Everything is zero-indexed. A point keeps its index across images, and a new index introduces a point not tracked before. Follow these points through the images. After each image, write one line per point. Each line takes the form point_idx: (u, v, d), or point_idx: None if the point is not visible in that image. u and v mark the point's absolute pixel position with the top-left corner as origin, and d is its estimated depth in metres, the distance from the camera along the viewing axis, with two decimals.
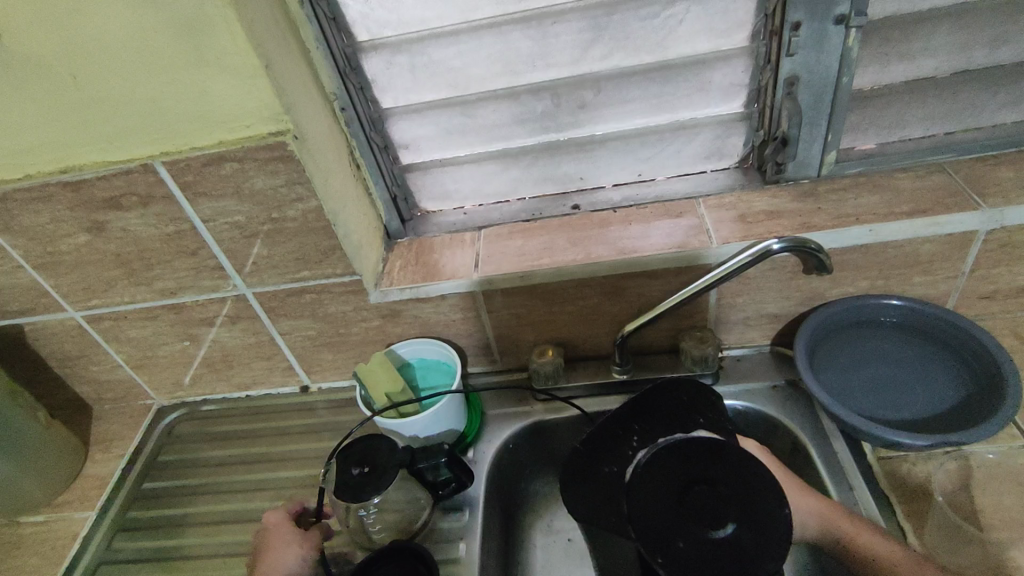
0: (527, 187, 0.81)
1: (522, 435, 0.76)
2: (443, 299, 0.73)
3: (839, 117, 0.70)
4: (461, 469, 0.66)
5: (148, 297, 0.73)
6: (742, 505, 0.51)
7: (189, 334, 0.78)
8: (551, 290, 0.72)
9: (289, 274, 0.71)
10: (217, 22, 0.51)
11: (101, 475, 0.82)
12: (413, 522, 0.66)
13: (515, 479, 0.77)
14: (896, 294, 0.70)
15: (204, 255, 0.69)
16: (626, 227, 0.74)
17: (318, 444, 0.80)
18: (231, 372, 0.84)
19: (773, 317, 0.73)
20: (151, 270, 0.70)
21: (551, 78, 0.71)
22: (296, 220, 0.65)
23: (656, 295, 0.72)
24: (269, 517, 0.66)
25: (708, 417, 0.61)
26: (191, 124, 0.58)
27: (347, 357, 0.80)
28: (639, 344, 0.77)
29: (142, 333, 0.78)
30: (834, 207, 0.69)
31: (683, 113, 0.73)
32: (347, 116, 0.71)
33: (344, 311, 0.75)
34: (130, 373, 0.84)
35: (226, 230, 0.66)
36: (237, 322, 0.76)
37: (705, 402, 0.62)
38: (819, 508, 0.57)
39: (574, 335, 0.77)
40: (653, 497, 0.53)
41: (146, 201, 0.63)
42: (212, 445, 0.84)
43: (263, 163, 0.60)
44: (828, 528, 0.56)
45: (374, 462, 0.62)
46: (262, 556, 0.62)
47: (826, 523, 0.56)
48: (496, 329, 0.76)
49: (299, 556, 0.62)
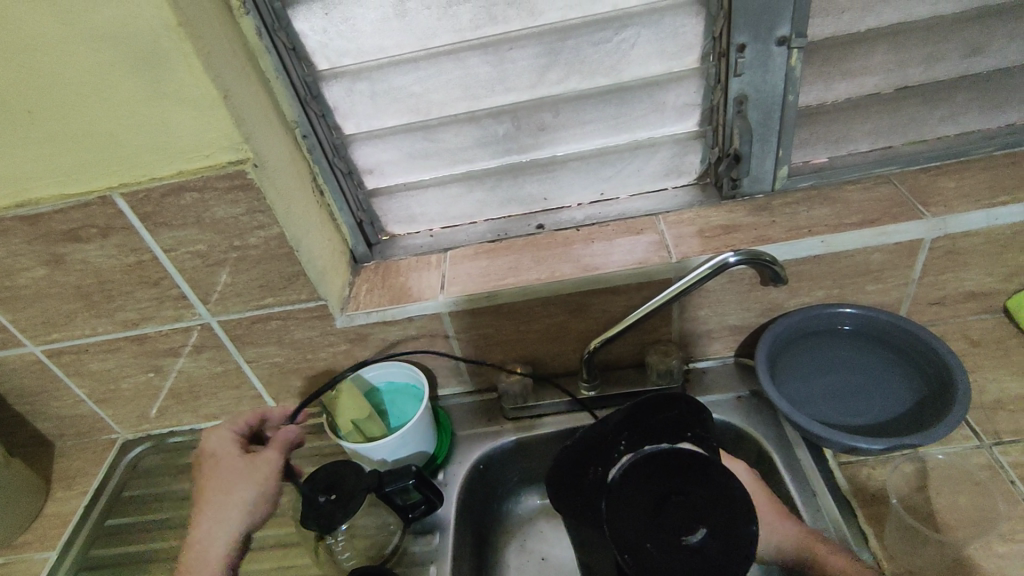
0: (492, 208, 0.82)
1: (493, 455, 0.76)
2: (410, 321, 0.73)
3: (788, 133, 0.72)
4: (431, 492, 0.66)
5: (110, 329, 0.73)
6: (715, 517, 0.55)
7: (154, 365, 0.77)
8: (517, 309, 0.73)
9: (253, 301, 0.70)
10: (173, 56, 0.52)
11: (63, 513, 0.80)
12: (382, 548, 0.66)
13: (487, 500, 0.77)
14: (851, 302, 0.72)
15: (166, 285, 0.68)
16: (589, 245, 0.76)
17: None
18: (198, 403, 0.83)
19: (734, 328, 0.74)
20: (112, 302, 0.70)
21: (510, 102, 0.72)
22: (259, 248, 0.65)
23: (620, 311, 0.74)
24: (212, 441, 0.67)
25: (695, 432, 0.62)
26: (150, 156, 0.58)
27: (316, 383, 0.80)
28: (607, 360, 0.78)
29: (105, 366, 0.77)
30: (787, 220, 0.71)
31: (641, 132, 0.75)
32: (309, 143, 0.72)
33: (311, 337, 0.74)
34: (93, 407, 0.82)
35: (187, 259, 0.66)
36: (203, 351, 0.76)
37: (696, 415, 0.62)
38: (796, 534, 0.58)
39: (542, 352, 0.78)
40: (632, 504, 0.57)
41: (104, 232, 0.63)
42: (179, 478, 0.82)
43: (223, 192, 0.61)
44: (801, 549, 0.58)
45: (342, 489, 0.61)
46: (212, 485, 0.63)
47: (801, 543, 0.58)
48: (464, 350, 0.77)
49: (255, 487, 0.63)
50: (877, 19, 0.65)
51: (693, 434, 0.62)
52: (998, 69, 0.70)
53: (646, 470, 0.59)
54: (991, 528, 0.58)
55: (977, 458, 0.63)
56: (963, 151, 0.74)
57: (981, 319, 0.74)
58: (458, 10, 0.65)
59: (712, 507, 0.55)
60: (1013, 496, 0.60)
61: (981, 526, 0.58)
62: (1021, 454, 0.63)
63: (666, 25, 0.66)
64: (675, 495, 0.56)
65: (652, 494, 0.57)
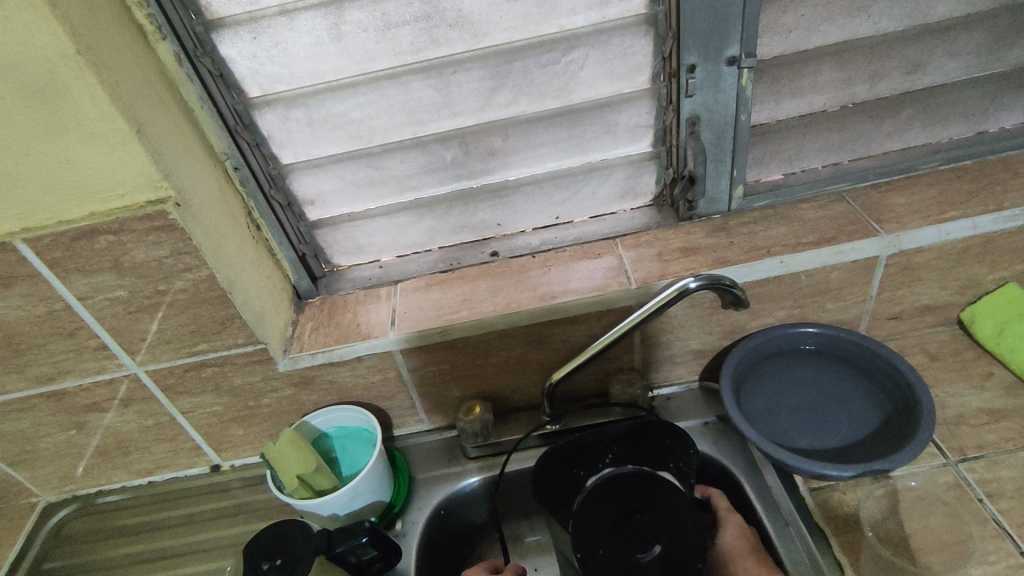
0: (444, 236, 0.79)
1: (454, 498, 0.72)
2: (359, 361, 0.69)
3: (742, 153, 0.71)
4: (387, 547, 0.60)
5: (22, 386, 0.65)
6: (672, 543, 0.54)
7: (76, 423, 0.70)
8: (473, 343, 0.69)
9: (184, 348, 0.64)
10: (75, 89, 0.47)
11: None
12: None
13: (451, 546, 0.72)
14: (812, 320, 0.71)
15: (84, 335, 0.62)
16: (546, 272, 0.73)
17: (233, 529, 0.73)
18: (129, 459, 0.75)
19: (697, 353, 0.72)
20: (22, 356, 0.63)
21: (457, 127, 0.69)
22: (187, 291, 0.60)
23: (581, 340, 0.71)
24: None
25: (677, 465, 0.60)
26: (55, 196, 0.52)
27: (260, 431, 0.74)
28: (570, 390, 0.75)
29: (19, 426, 0.69)
30: (745, 240, 0.70)
31: (594, 154, 0.73)
32: (241, 175, 0.67)
33: (251, 383, 0.69)
34: (7, 470, 0.74)
35: (107, 307, 0.60)
36: (131, 405, 0.69)
37: (684, 448, 0.61)
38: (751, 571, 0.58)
39: (501, 386, 0.74)
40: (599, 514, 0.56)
41: (8, 282, 0.57)
42: (110, 543, 0.75)
43: (143, 234, 0.55)
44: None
45: (287, 552, 0.57)
46: None
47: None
48: (419, 388, 0.72)
49: None
50: (823, 38, 0.65)
51: (674, 466, 0.60)
52: (940, 85, 0.71)
53: (621, 483, 0.58)
54: (963, 551, 0.57)
55: (943, 477, 0.62)
56: (911, 166, 0.74)
57: (937, 332, 0.74)
58: (397, 33, 0.61)
59: (673, 532, 0.54)
60: (983, 515, 0.59)
61: (953, 550, 0.57)
62: (986, 470, 0.62)
63: (615, 46, 0.65)
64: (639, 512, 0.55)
65: (620, 506, 0.56)
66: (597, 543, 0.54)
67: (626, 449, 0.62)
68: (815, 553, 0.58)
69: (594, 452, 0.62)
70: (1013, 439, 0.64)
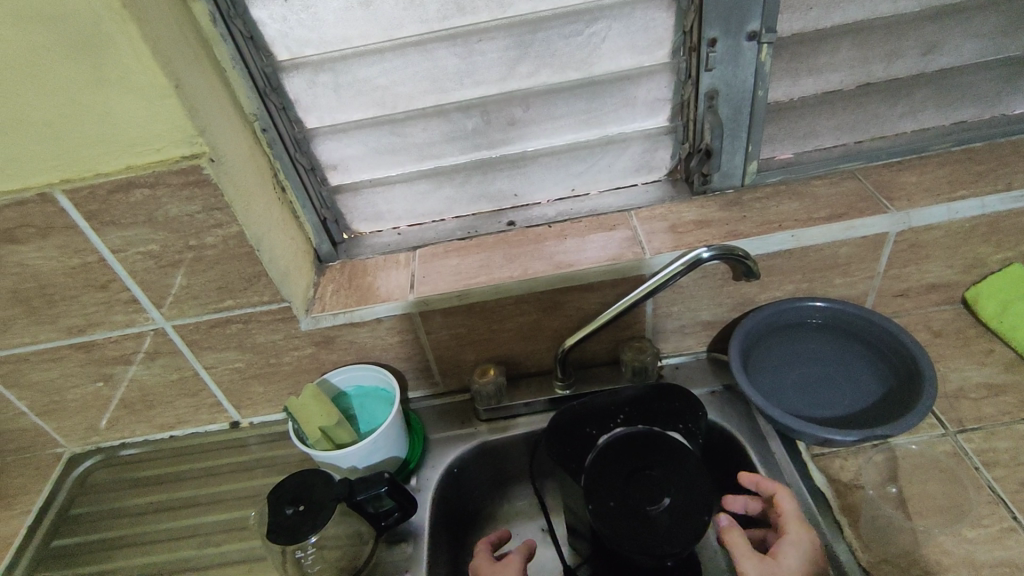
0: (462, 205, 0.80)
1: (467, 458, 0.74)
2: (379, 322, 0.71)
3: (757, 129, 0.72)
4: (404, 498, 0.63)
5: (54, 337, 0.68)
6: (680, 496, 0.55)
7: (103, 374, 0.72)
8: (489, 307, 0.71)
9: (211, 304, 0.67)
10: (118, 42, 0.48)
11: (4, 535, 0.74)
12: (356, 557, 0.63)
13: (463, 504, 0.75)
14: (820, 295, 0.73)
15: (115, 288, 0.64)
16: (562, 242, 0.75)
17: (253, 481, 0.76)
18: (153, 413, 0.78)
19: (707, 324, 0.74)
20: (55, 307, 0.65)
21: (479, 95, 0.70)
22: (216, 247, 0.62)
23: (594, 308, 0.73)
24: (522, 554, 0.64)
25: (687, 426, 0.63)
26: (94, 149, 0.54)
27: (279, 389, 0.76)
28: (581, 358, 0.77)
29: (49, 376, 0.72)
30: (757, 214, 0.72)
31: (612, 127, 0.74)
32: (268, 137, 0.68)
33: (274, 341, 0.71)
34: (36, 420, 0.77)
35: (138, 261, 0.62)
36: (157, 358, 0.71)
37: (692, 411, 0.63)
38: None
39: (515, 352, 0.76)
40: (610, 470, 0.58)
41: (45, 233, 0.59)
42: (133, 493, 0.77)
43: (176, 188, 0.57)
44: None
45: (310, 499, 0.58)
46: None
47: None
48: (436, 351, 0.75)
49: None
50: (841, 16, 0.66)
51: (684, 426, 0.63)
52: (954, 67, 0.72)
53: (631, 442, 0.60)
54: (958, 515, 0.60)
55: (943, 446, 0.65)
56: (923, 147, 0.76)
57: (941, 311, 0.76)
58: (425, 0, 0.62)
59: (681, 486, 0.56)
60: (978, 482, 0.61)
61: (948, 513, 0.60)
62: (983, 440, 0.65)
63: (637, 19, 0.66)
64: (648, 469, 0.58)
65: (631, 464, 0.58)
66: (608, 497, 0.56)
67: (638, 412, 0.64)
68: (816, 513, 0.61)
69: (607, 414, 0.64)
70: (1010, 412, 0.66)
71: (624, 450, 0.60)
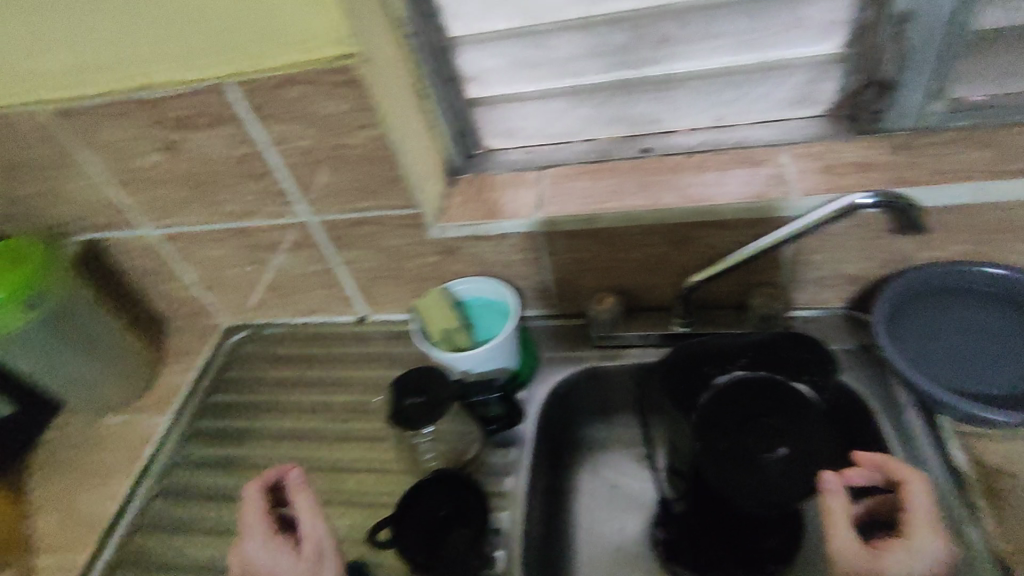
0: (596, 128, 0.78)
1: (575, 380, 0.76)
2: (503, 238, 0.72)
3: (952, 61, 0.62)
4: (512, 407, 0.69)
5: (218, 220, 0.76)
6: (798, 449, 0.54)
7: (256, 259, 0.80)
8: (616, 234, 0.70)
9: (352, 203, 0.71)
10: None
11: (174, 386, 0.87)
12: (464, 453, 0.67)
13: (566, 423, 0.78)
14: (996, 260, 0.64)
15: (272, 180, 0.70)
16: (699, 174, 0.70)
17: (375, 371, 0.82)
18: (294, 299, 0.86)
19: (850, 278, 0.68)
20: (221, 192, 0.72)
21: (631, 8, 0.66)
22: (361, 149, 0.65)
23: (724, 247, 0.69)
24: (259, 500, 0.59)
25: (814, 378, 0.59)
26: (262, 45, 0.57)
27: (404, 291, 0.81)
28: (704, 298, 0.74)
29: (213, 254, 0.81)
30: (934, 161, 0.63)
31: (774, 51, 0.68)
32: (415, 43, 0.69)
33: (404, 245, 0.75)
34: (201, 293, 0.87)
35: (293, 156, 0.67)
36: (301, 249, 0.78)
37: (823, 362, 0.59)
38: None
39: (636, 283, 0.75)
40: (725, 413, 0.57)
41: (217, 122, 0.64)
42: (274, 366, 0.87)
43: (330, 88, 0.60)
44: None
45: (430, 393, 0.62)
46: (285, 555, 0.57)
47: None
48: (556, 273, 0.75)
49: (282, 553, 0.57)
50: None
51: (811, 378, 0.60)
52: None
53: (752, 388, 0.58)
54: None
55: None
56: None
57: None
58: None
59: (800, 439, 0.55)
60: None
61: None
62: None
63: None
64: (766, 418, 0.56)
65: (748, 410, 0.57)
66: (720, 439, 0.56)
67: (759, 356, 0.62)
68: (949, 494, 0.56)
69: (728, 354, 0.62)
70: None
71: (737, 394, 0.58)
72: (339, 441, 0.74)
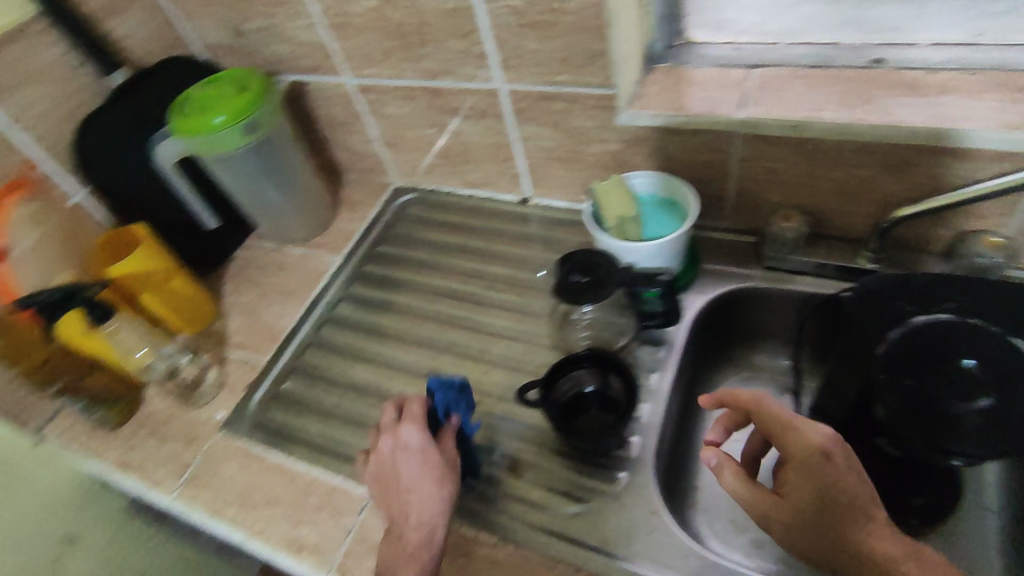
0: (817, 31, 0.69)
1: (735, 297, 0.73)
2: (695, 134, 0.69)
3: None
4: (673, 306, 0.66)
5: (414, 76, 0.78)
6: (1006, 403, 0.49)
7: (439, 122, 0.83)
8: (824, 148, 0.64)
9: (547, 75, 0.70)
10: None
11: (346, 231, 0.94)
12: (614, 341, 0.70)
13: (715, 339, 0.76)
14: None
15: (474, 40, 0.70)
16: (941, 95, 0.61)
17: (530, 251, 0.84)
18: (464, 169, 0.89)
19: None
20: (423, 47, 0.74)
21: None
22: (573, 14, 0.63)
23: (950, 180, 0.61)
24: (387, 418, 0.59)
25: None
26: None
27: (575, 177, 0.80)
28: (904, 237, 0.67)
29: (400, 112, 0.84)
30: None
31: None
32: None
33: (588, 127, 0.73)
34: (380, 149, 0.92)
35: (502, 15, 0.66)
36: (484, 118, 0.79)
37: None
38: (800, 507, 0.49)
39: (828, 208, 0.69)
40: (916, 350, 0.53)
41: None
42: (435, 230, 0.91)
43: None
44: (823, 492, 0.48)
45: (596, 274, 0.63)
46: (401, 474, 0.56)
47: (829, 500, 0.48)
48: (741, 181, 0.71)
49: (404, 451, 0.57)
50: None
51: None
52: None
53: (951, 330, 0.53)
54: None
55: None
56: None
57: None
58: None
59: (1005, 390, 0.50)
60: None
61: None
62: None
63: None
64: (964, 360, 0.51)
65: (944, 348, 0.52)
66: (905, 375, 0.52)
67: (970, 302, 0.56)
68: None
69: (930, 291, 0.57)
70: None
71: (929, 339, 0.53)
72: (491, 307, 0.78)
